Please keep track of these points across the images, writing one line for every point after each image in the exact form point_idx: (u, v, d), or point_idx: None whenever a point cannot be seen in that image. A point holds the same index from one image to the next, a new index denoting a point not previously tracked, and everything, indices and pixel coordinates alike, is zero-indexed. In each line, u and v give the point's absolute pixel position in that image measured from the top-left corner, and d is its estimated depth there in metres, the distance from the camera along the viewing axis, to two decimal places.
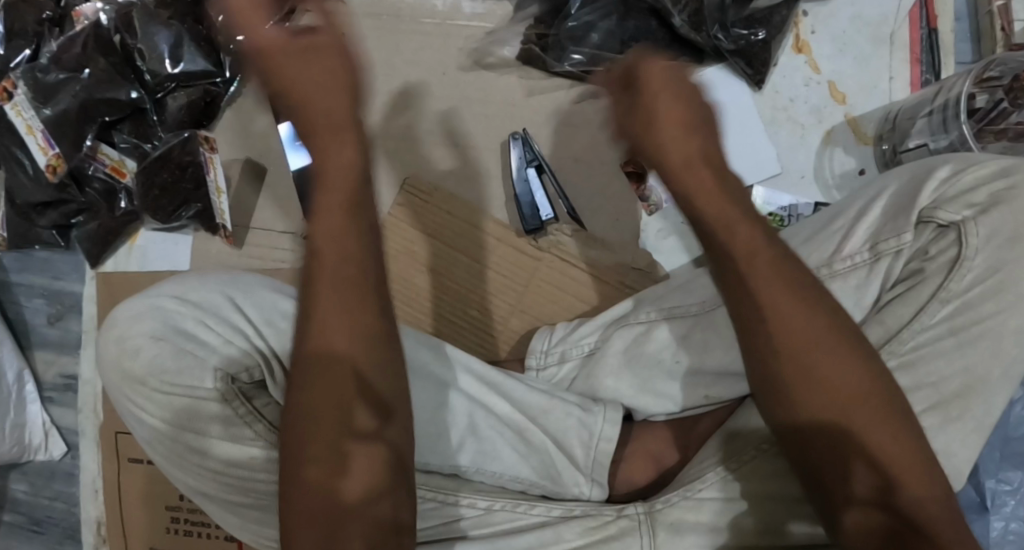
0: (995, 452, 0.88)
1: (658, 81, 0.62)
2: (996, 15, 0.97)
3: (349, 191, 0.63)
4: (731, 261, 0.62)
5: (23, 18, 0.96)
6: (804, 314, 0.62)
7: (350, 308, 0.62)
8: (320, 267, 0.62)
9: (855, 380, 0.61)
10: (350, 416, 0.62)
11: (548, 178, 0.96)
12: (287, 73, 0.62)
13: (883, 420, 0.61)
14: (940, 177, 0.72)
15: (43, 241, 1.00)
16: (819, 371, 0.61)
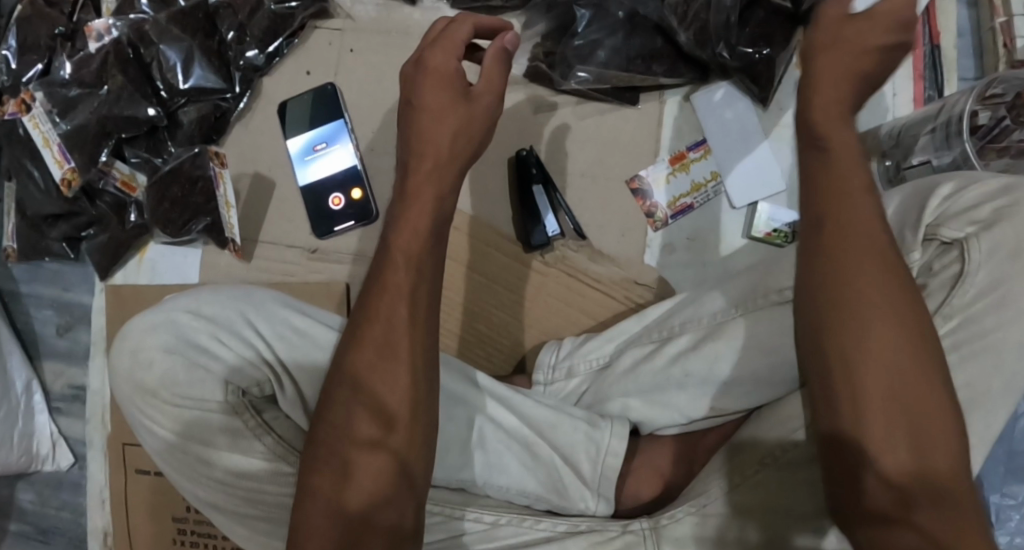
0: (999, 466, 0.88)
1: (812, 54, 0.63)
2: (999, 31, 0.98)
3: (431, 216, 0.68)
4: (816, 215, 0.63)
5: (36, 33, 0.98)
6: (878, 305, 0.61)
7: (387, 325, 0.66)
8: (384, 284, 0.67)
9: (902, 386, 0.60)
10: (355, 426, 0.65)
11: (553, 194, 0.96)
12: (438, 115, 0.69)
13: (921, 429, 0.60)
14: (941, 194, 0.73)
15: (53, 253, 1.01)
16: (870, 359, 0.60)
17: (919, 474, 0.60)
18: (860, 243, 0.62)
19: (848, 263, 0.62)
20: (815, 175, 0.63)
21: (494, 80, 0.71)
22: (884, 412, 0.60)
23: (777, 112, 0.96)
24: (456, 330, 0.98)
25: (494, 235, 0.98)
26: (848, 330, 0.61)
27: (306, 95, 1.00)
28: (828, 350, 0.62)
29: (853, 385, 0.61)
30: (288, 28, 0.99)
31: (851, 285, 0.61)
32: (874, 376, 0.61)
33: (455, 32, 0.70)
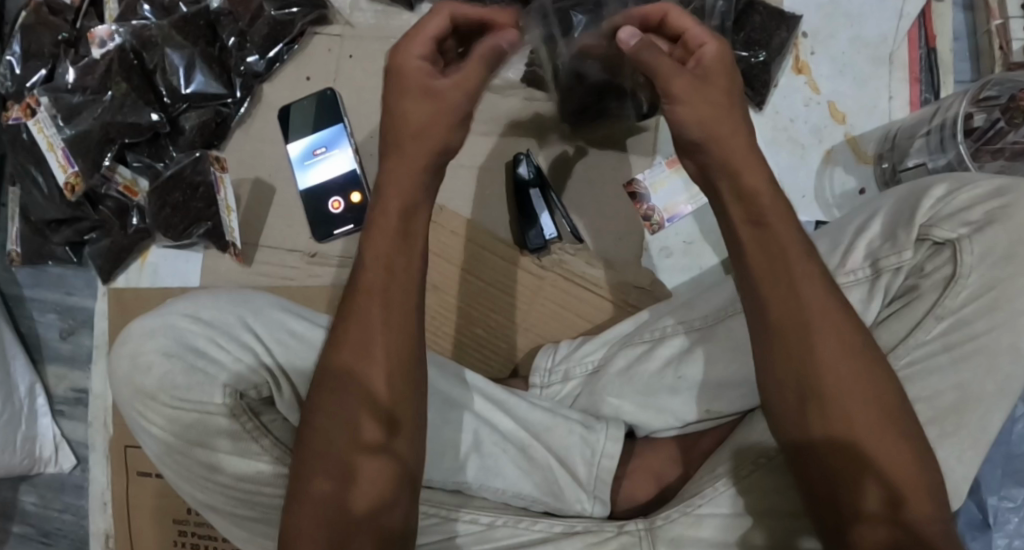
0: (997, 469, 0.88)
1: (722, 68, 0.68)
2: (994, 34, 0.99)
3: (400, 215, 0.68)
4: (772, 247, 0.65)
5: (40, 40, 0.99)
6: (828, 324, 0.64)
7: (376, 332, 0.66)
8: (369, 292, 0.67)
9: (852, 377, 0.63)
10: (353, 431, 0.65)
11: (551, 197, 0.96)
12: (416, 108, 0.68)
13: (870, 417, 0.63)
14: (935, 196, 0.74)
15: (56, 257, 1.02)
16: (834, 376, 0.63)
17: (881, 459, 0.62)
18: (787, 242, 0.65)
19: (787, 263, 0.65)
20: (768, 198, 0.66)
21: (468, 78, 0.68)
22: (851, 426, 0.63)
23: (773, 114, 1.01)
24: (454, 330, 0.98)
25: (492, 240, 0.98)
26: (793, 326, 0.64)
27: (308, 100, 1.01)
28: (780, 348, 0.65)
29: (809, 380, 0.64)
30: (288, 34, 1.00)
31: (792, 282, 0.65)
32: (825, 368, 0.63)
33: (427, 29, 0.69)
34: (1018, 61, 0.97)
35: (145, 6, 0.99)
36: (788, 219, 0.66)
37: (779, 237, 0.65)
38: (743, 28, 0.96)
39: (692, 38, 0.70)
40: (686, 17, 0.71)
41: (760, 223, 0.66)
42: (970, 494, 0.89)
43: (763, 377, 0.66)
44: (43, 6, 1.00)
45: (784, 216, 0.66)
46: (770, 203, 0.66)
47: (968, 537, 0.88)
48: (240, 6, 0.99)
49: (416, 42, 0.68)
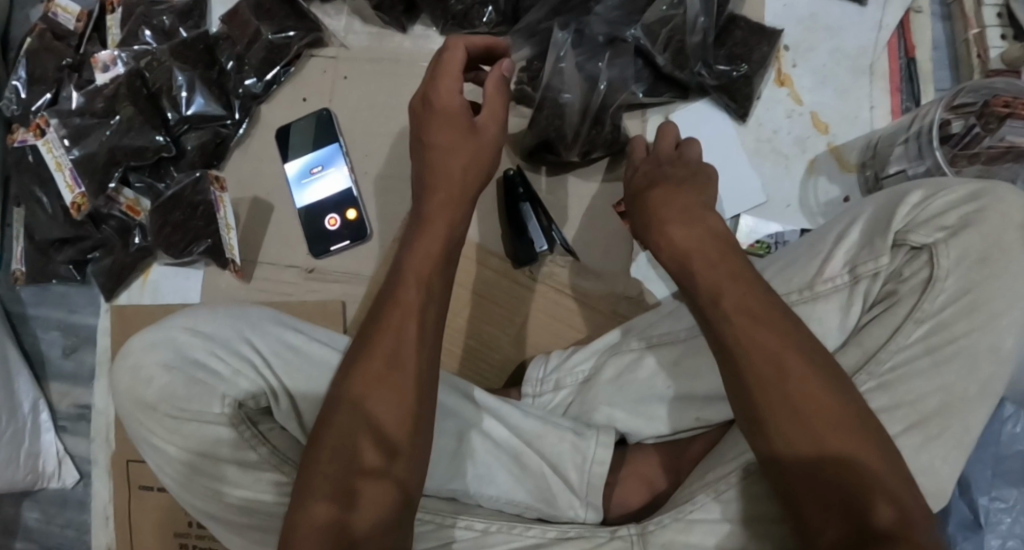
0: (987, 469, 0.90)
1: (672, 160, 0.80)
2: (972, 43, 1.02)
3: (444, 241, 0.72)
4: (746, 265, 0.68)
5: (44, 65, 1.03)
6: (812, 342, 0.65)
7: (392, 350, 0.69)
8: (392, 310, 0.70)
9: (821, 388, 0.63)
10: (363, 447, 0.67)
11: (540, 210, 0.99)
12: (457, 152, 0.74)
13: (846, 429, 0.62)
14: (912, 202, 0.76)
15: (60, 276, 1.05)
16: (828, 389, 0.63)
17: (869, 467, 0.61)
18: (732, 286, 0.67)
19: (717, 301, 0.67)
20: None
21: (494, 108, 0.75)
22: (835, 437, 0.62)
23: (757, 126, 1.04)
24: (450, 345, 1.00)
25: (481, 251, 1.01)
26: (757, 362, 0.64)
27: (305, 120, 1.04)
28: (747, 373, 0.64)
29: (795, 393, 0.63)
30: (284, 57, 1.03)
31: (740, 308, 0.65)
32: (808, 380, 0.63)
33: (453, 69, 0.75)
34: (995, 68, 1.00)
35: (146, 32, 1.03)
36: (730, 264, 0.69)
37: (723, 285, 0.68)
38: (725, 42, 1.00)
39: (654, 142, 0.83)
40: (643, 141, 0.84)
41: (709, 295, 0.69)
42: (961, 494, 0.90)
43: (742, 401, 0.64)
44: (48, 32, 1.04)
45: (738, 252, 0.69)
46: (697, 246, 0.70)
47: (961, 537, 0.89)
48: (237, 30, 1.02)
49: (445, 84, 0.75)
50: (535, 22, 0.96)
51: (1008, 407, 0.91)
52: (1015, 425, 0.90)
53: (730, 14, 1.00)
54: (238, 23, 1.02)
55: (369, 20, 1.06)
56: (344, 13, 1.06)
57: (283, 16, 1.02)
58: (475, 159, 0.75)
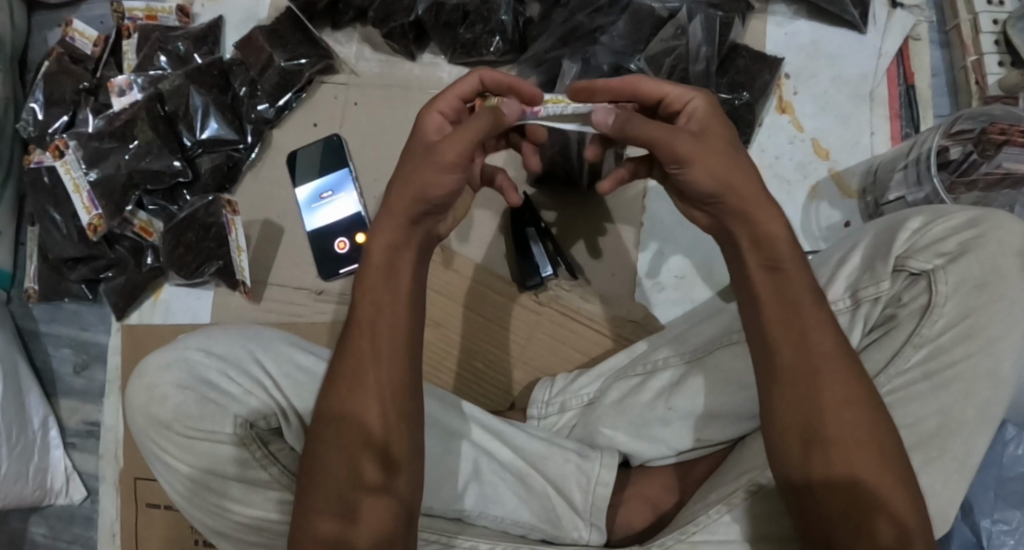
0: (989, 491, 0.91)
1: (703, 114, 0.73)
2: (970, 70, 1.05)
3: (388, 254, 0.72)
4: (778, 264, 0.69)
5: (61, 88, 1.06)
6: (832, 357, 0.67)
7: (362, 370, 0.70)
8: (356, 329, 0.71)
9: (844, 380, 0.67)
10: (356, 469, 0.68)
11: (547, 237, 1.01)
12: (415, 168, 0.72)
13: (855, 447, 0.66)
14: (911, 228, 0.78)
15: (73, 294, 1.07)
16: (842, 404, 0.66)
17: (876, 484, 0.65)
18: (772, 226, 0.69)
19: (775, 268, 0.69)
20: (755, 220, 0.69)
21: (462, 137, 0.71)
22: (839, 455, 0.66)
23: (760, 152, 1.06)
24: (459, 365, 1.02)
25: (489, 276, 1.02)
26: (784, 318, 0.68)
27: (313, 147, 1.06)
28: (764, 358, 0.69)
29: (817, 427, 0.66)
30: (296, 83, 1.06)
31: (778, 291, 0.69)
32: (828, 401, 0.66)
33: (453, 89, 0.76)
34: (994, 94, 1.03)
35: (162, 57, 1.06)
36: (750, 174, 0.70)
37: (738, 184, 0.69)
38: (727, 71, 1.03)
39: (678, 96, 0.74)
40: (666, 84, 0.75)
41: (717, 179, 0.70)
42: (963, 516, 0.91)
43: (768, 410, 0.68)
44: (65, 56, 1.07)
45: (799, 266, 0.69)
46: (761, 205, 0.70)
47: None
48: (251, 57, 1.05)
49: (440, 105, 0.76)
50: (543, 52, 1.00)
51: (1009, 429, 0.92)
52: (1018, 448, 0.91)
53: (732, 44, 1.03)
54: (252, 50, 1.05)
55: (379, 47, 1.08)
56: (354, 41, 1.09)
57: (296, 43, 1.05)
58: (440, 183, 0.71)
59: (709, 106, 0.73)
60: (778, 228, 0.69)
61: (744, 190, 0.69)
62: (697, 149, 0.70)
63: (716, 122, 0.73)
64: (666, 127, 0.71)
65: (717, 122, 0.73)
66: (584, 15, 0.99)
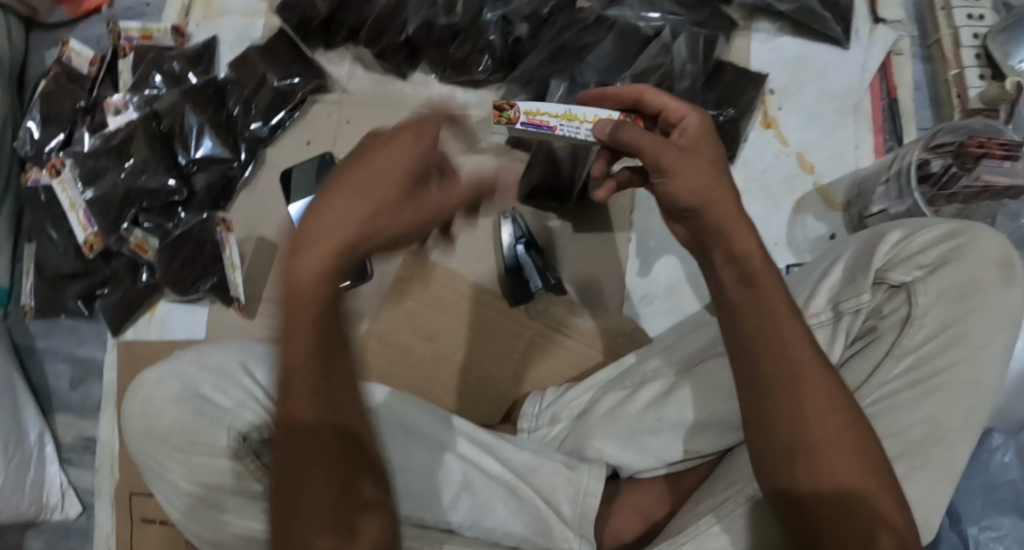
0: (977, 498, 0.93)
1: (696, 128, 0.75)
2: (952, 83, 1.08)
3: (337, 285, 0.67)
4: (753, 278, 0.70)
5: (60, 106, 1.08)
6: (811, 369, 0.68)
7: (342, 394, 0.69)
8: (322, 351, 0.67)
9: (823, 390, 0.68)
10: (352, 488, 0.69)
11: (536, 252, 1.03)
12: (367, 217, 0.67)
13: (839, 456, 0.67)
14: (892, 240, 0.80)
15: (69, 311, 1.08)
16: (823, 414, 0.67)
17: (859, 490, 0.66)
18: (746, 241, 0.70)
19: (752, 281, 0.70)
20: (729, 234, 0.71)
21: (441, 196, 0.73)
22: (823, 464, 0.67)
23: (746, 166, 1.08)
24: (450, 379, 1.02)
25: (478, 291, 1.04)
26: (761, 332, 0.69)
27: (308, 163, 1.06)
28: (745, 371, 0.69)
29: (799, 436, 0.67)
30: (288, 103, 1.08)
31: (756, 305, 0.69)
32: (809, 412, 0.67)
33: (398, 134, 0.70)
34: (975, 107, 1.05)
35: (157, 76, 1.08)
36: (726, 190, 0.72)
37: (716, 200, 0.71)
38: (714, 87, 1.04)
39: (676, 110, 0.77)
40: (662, 95, 0.78)
41: (697, 194, 0.71)
42: (951, 523, 0.92)
43: (752, 423, 0.69)
44: (62, 75, 1.09)
45: (772, 279, 0.70)
46: (734, 221, 0.71)
47: None
48: (245, 75, 1.07)
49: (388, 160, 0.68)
50: (531, 70, 1.01)
51: (997, 437, 0.95)
52: (1004, 454, 0.94)
53: (718, 60, 1.05)
54: (246, 69, 1.07)
55: (371, 67, 1.10)
56: (346, 61, 1.11)
57: (289, 62, 1.07)
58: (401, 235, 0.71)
59: (702, 121, 0.75)
60: (750, 242, 0.71)
61: (720, 206, 0.71)
62: (682, 162, 0.72)
63: (705, 136, 0.74)
64: (655, 137, 0.73)
65: (707, 137, 0.75)
66: (571, 33, 1.02)
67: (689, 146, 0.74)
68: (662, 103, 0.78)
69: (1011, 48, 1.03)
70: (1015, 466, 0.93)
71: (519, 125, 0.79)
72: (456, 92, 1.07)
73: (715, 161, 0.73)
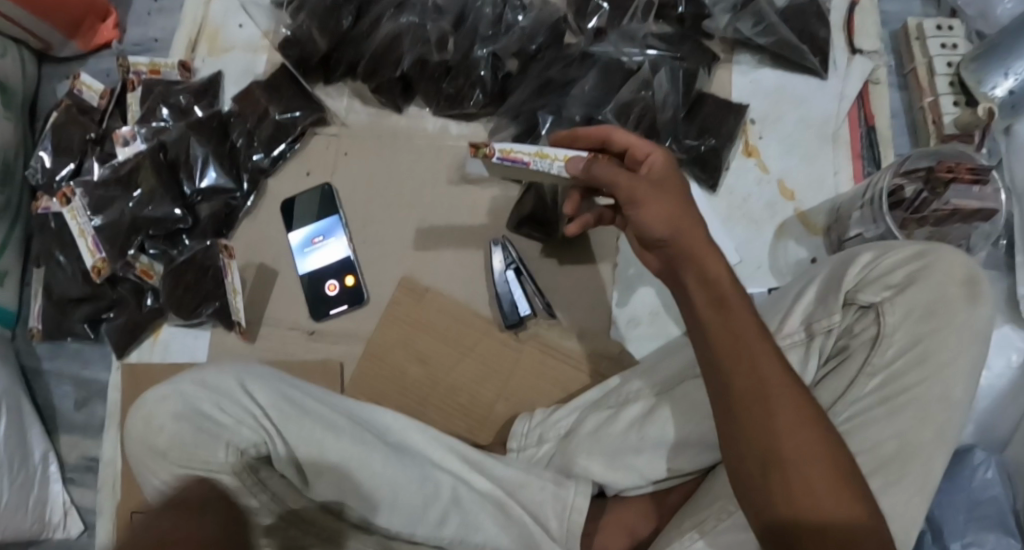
0: (960, 514, 0.96)
1: (662, 163, 0.80)
2: (928, 110, 1.13)
3: None
4: (725, 299, 0.73)
5: (70, 137, 1.13)
6: (782, 385, 0.71)
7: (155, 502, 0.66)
8: None
9: (793, 405, 0.71)
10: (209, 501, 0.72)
11: (526, 278, 1.07)
12: None
13: (812, 468, 0.69)
14: (862, 261, 0.83)
15: (75, 333, 1.11)
16: (795, 426, 0.70)
17: (831, 504, 0.69)
18: (715, 266, 0.74)
19: (724, 302, 0.73)
20: (702, 255, 0.75)
21: None
22: (797, 476, 0.69)
23: (728, 194, 1.12)
24: (443, 399, 1.06)
25: (471, 315, 1.08)
26: (732, 350, 0.72)
27: (311, 195, 1.13)
28: (719, 388, 0.73)
29: (772, 450, 0.70)
30: (290, 134, 1.12)
31: (725, 325, 0.73)
32: (782, 426, 0.70)
33: None
34: (950, 132, 1.11)
35: (164, 109, 1.13)
36: (696, 218, 0.76)
37: (688, 227, 0.76)
38: (696, 117, 1.09)
39: (642, 147, 0.81)
40: (627, 134, 0.82)
41: (669, 224, 0.76)
42: (935, 539, 0.96)
43: (727, 437, 0.72)
44: (73, 106, 1.13)
45: (741, 301, 0.74)
46: (704, 247, 0.75)
47: None
48: (248, 109, 1.12)
49: None
50: (519, 103, 1.07)
51: (978, 454, 0.99)
52: (987, 471, 0.98)
53: (700, 92, 1.10)
54: (249, 103, 1.12)
55: (369, 100, 1.15)
56: (345, 94, 1.16)
57: (291, 96, 1.12)
58: None
59: (668, 156, 0.80)
60: (719, 266, 0.74)
61: (689, 234, 0.75)
62: (655, 195, 0.76)
63: (673, 170, 0.79)
64: (627, 173, 0.78)
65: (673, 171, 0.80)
66: (557, 69, 1.07)
67: (659, 180, 0.78)
68: (628, 141, 0.82)
69: (983, 75, 1.09)
70: (997, 482, 0.97)
71: (495, 160, 0.77)
72: (450, 124, 1.13)
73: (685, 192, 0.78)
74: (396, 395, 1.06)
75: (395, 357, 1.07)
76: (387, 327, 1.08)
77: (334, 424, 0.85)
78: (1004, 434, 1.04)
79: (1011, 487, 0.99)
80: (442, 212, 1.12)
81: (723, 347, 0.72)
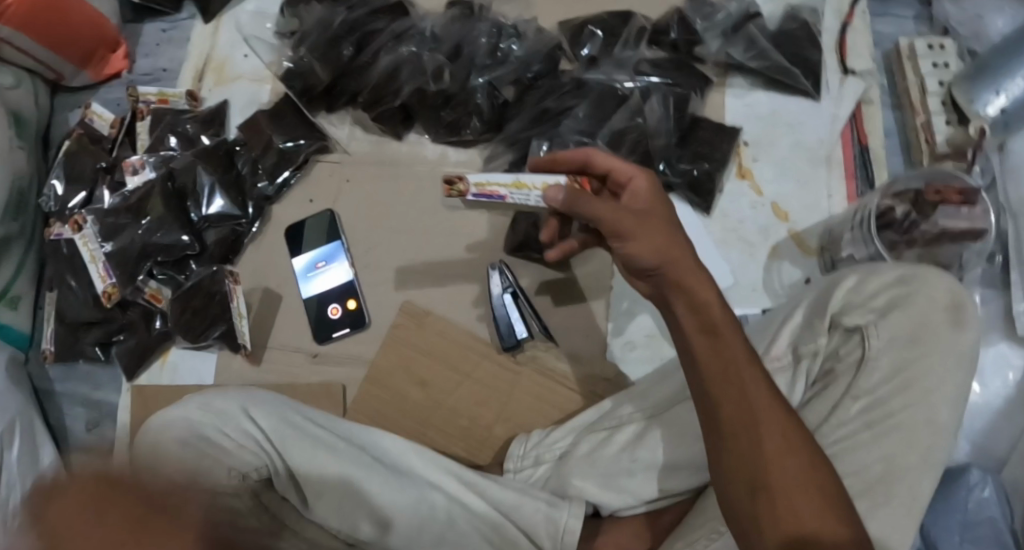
0: (955, 534, 0.98)
1: (648, 194, 0.83)
2: (920, 130, 1.15)
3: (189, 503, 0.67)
4: (715, 326, 0.76)
5: (82, 165, 1.17)
6: (770, 411, 0.73)
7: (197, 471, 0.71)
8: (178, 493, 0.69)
9: (780, 432, 0.73)
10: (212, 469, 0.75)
11: (524, 302, 1.09)
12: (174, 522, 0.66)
13: (800, 494, 0.71)
14: (847, 286, 0.86)
15: (87, 356, 1.15)
16: (783, 452, 0.72)
17: (820, 530, 0.70)
18: (705, 294, 0.77)
19: (714, 329, 0.76)
20: (692, 285, 0.77)
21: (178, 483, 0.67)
22: (786, 502, 0.71)
23: (722, 216, 1.13)
24: (444, 422, 1.08)
25: (470, 339, 1.10)
26: (721, 376, 0.74)
27: (313, 221, 1.16)
28: (709, 413, 0.75)
29: (760, 476, 0.72)
30: (295, 162, 1.15)
31: (715, 352, 0.75)
32: (769, 452, 0.72)
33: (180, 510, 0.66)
34: (942, 152, 1.12)
35: (172, 138, 1.17)
36: (685, 248, 0.79)
37: (677, 257, 0.78)
38: (690, 141, 1.12)
39: (625, 173, 0.84)
40: (608, 159, 0.84)
41: (657, 254, 0.78)
42: None
43: (717, 462, 0.74)
44: (84, 136, 1.18)
45: (731, 328, 0.76)
46: (693, 277, 0.78)
47: None
48: (254, 139, 1.15)
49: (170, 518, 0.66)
50: (516, 132, 1.11)
51: (974, 474, 1.00)
52: (983, 490, 0.99)
53: (693, 117, 1.13)
54: (254, 132, 1.15)
55: (371, 128, 1.18)
56: (347, 122, 1.19)
57: (294, 126, 1.16)
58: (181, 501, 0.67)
59: (655, 189, 0.83)
60: (709, 294, 0.77)
61: (678, 262, 0.78)
62: (642, 226, 0.79)
63: (661, 201, 0.82)
64: (611, 206, 0.80)
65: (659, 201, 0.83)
66: (552, 100, 1.11)
67: (646, 211, 0.81)
68: (609, 165, 0.84)
69: (974, 95, 1.10)
70: (993, 502, 0.98)
71: (471, 196, 0.81)
72: (449, 151, 1.16)
73: (674, 224, 0.81)
74: (396, 418, 1.08)
75: (397, 380, 1.10)
76: (389, 352, 1.11)
77: (335, 447, 0.88)
78: (1000, 454, 1.05)
79: (1009, 507, 1.00)
80: (442, 238, 1.15)
81: (714, 373, 0.75)
